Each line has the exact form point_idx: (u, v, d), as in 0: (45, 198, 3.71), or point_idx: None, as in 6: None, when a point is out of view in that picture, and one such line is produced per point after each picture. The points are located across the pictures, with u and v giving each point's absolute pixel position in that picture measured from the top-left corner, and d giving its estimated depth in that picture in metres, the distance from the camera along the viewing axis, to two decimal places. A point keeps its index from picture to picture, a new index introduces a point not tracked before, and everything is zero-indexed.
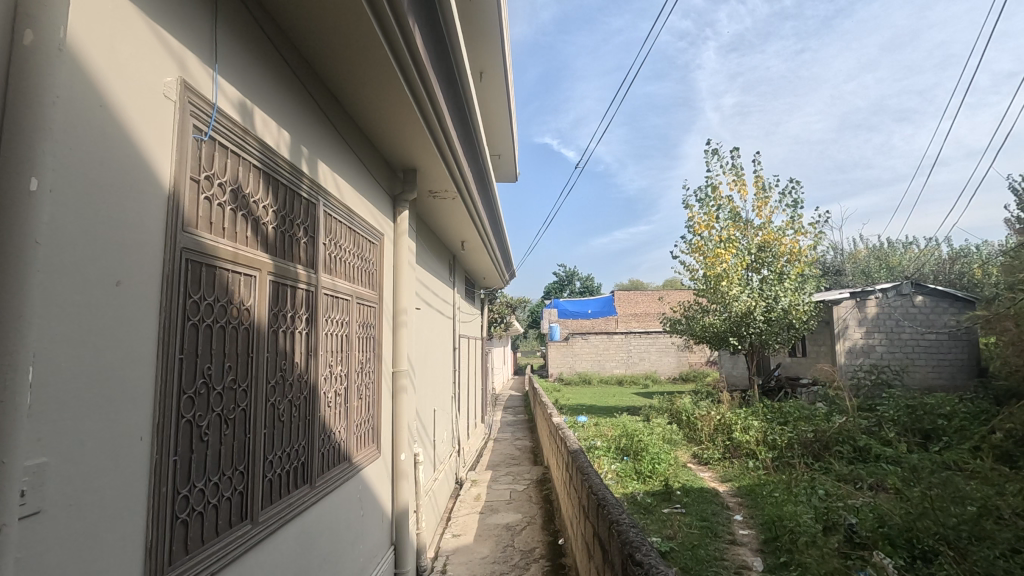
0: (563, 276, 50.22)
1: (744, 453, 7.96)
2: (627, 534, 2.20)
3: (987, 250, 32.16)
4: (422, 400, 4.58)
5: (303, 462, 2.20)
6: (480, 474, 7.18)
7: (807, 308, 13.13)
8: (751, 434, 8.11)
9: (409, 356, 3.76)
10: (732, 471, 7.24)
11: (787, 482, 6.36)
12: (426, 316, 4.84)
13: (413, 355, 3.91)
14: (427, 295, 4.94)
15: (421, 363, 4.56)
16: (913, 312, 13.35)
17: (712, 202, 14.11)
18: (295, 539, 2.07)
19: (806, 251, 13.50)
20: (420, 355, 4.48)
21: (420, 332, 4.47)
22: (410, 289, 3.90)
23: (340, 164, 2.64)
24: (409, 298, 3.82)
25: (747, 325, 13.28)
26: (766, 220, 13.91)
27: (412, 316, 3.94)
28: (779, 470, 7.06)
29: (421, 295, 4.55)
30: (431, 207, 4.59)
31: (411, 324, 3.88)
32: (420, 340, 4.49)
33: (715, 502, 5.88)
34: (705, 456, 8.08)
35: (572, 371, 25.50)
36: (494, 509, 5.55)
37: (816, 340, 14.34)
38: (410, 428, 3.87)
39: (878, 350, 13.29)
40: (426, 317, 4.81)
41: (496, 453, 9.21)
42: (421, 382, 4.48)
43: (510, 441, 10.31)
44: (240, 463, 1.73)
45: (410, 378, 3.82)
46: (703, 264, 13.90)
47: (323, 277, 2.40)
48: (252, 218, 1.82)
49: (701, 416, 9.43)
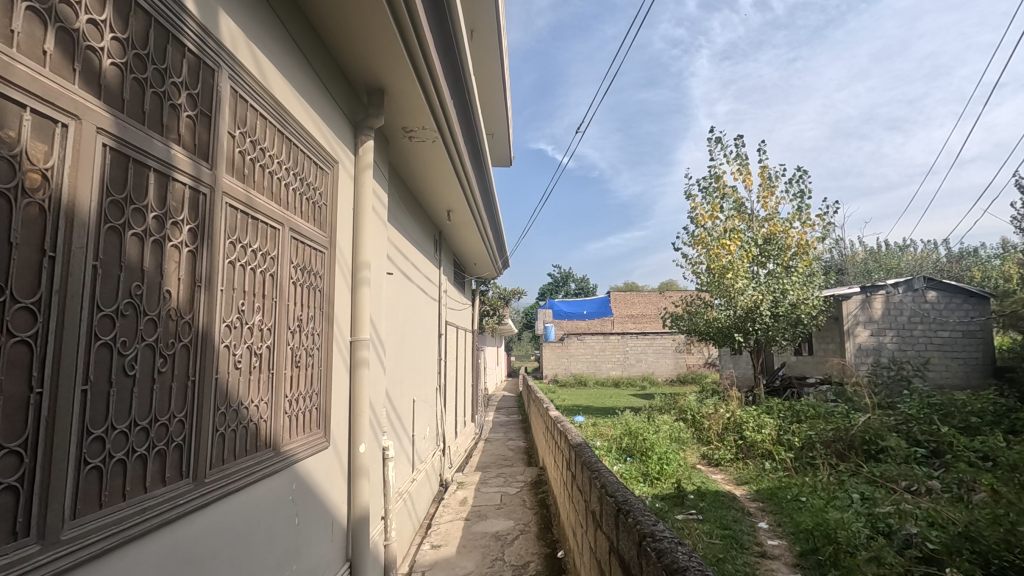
0: (558, 278, 49.50)
1: (758, 454, 7.23)
2: (675, 556, 1.45)
3: (987, 253, 31.74)
4: (394, 383, 3.86)
5: (183, 444, 1.46)
6: (468, 475, 6.41)
7: (816, 303, 12.48)
8: (765, 432, 7.39)
9: (373, 324, 3.03)
10: (747, 472, 6.53)
11: (812, 485, 5.66)
12: (401, 288, 4.12)
13: (379, 327, 3.18)
14: (403, 265, 4.22)
15: (393, 339, 3.80)
16: (926, 309, 12.68)
17: (716, 193, 13.48)
18: (158, 565, 1.32)
19: (814, 244, 12.87)
20: (392, 332, 3.75)
21: (391, 307, 3.74)
22: (376, 245, 3.16)
23: (264, 37, 1.91)
24: (374, 256, 3.09)
25: (752, 320, 12.60)
26: (772, 212, 13.30)
27: (379, 278, 3.22)
28: (801, 471, 6.35)
29: (393, 260, 3.82)
30: (407, 151, 3.84)
31: (377, 288, 3.15)
32: (392, 314, 3.76)
33: (736, 508, 5.13)
34: (715, 457, 7.32)
35: (567, 373, 24.73)
36: (482, 515, 4.78)
37: (823, 338, 13.65)
38: (375, 415, 3.13)
39: (890, 348, 12.62)
40: (400, 288, 4.08)
41: (487, 453, 8.46)
42: (391, 364, 3.74)
43: (503, 442, 9.59)
44: (17, 436, 0.99)
45: (375, 355, 3.08)
46: (706, 257, 13.24)
47: (227, 181, 1.67)
48: (58, 25, 1.09)
49: (708, 414, 8.73)
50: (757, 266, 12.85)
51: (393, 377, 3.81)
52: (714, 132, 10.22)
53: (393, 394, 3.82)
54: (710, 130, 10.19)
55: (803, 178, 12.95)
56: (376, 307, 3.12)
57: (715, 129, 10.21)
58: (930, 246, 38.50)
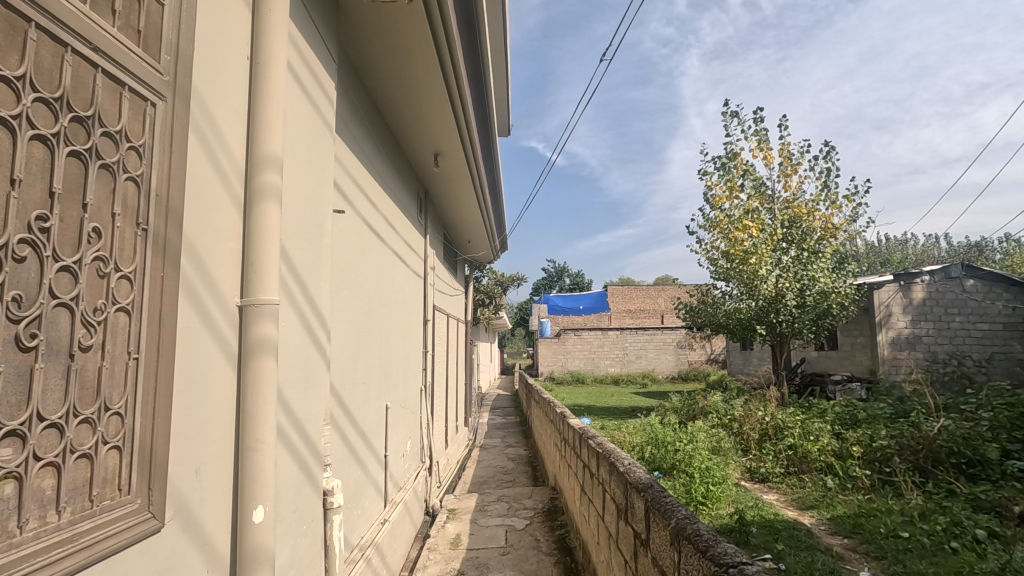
0: (550, 272, 48.13)
1: (816, 468, 5.93)
2: None
3: (993, 247, 30.74)
4: (344, 384, 2.54)
5: None
6: (463, 498, 5.09)
7: (847, 292, 11.21)
8: (822, 441, 6.10)
9: (289, 280, 1.70)
10: (808, 493, 5.26)
11: (904, 516, 4.38)
12: (358, 242, 2.80)
13: (301, 286, 1.86)
14: (363, 210, 2.88)
15: (342, 315, 2.46)
16: (964, 299, 11.42)
17: (734, 170, 12.16)
18: None
19: (842, 227, 11.61)
20: (338, 302, 2.41)
21: (338, 266, 2.41)
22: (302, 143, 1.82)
23: None
24: (296, 159, 1.75)
25: (776, 311, 11.37)
26: (795, 192, 11.93)
27: (308, 202, 1.88)
28: (878, 493, 5.06)
29: (345, 194, 2.49)
30: (368, 16, 2.51)
31: (302, 217, 1.82)
32: (339, 278, 2.43)
33: (821, 551, 3.79)
34: (761, 471, 6.03)
35: (564, 370, 23.39)
36: (482, 567, 3.45)
37: (851, 331, 12.43)
38: (298, 437, 1.79)
39: (926, 341, 11.42)
40: (356, 243, 2.74)
41: (484, 465, 7.16)
42: (338, 352, 2.40)
43: (501, 450, 8.28)
44: None
45: (291, 337, 1.75)
46: (725, 241, 11.93)
47: None
48: None
49: (742, 416, 7.45)
50: (782, 249, 11.44)
51: (341, 374, 2.49)
52: (731, 105, 8.38)
53: (342, 399, 2.50)
54: (727, 105, 8.38)
55: (831, 155, 11.61)
56: (297, 248, 1.80)
57: (731, 102, 8.38)
58: (930, 241, 37.47)
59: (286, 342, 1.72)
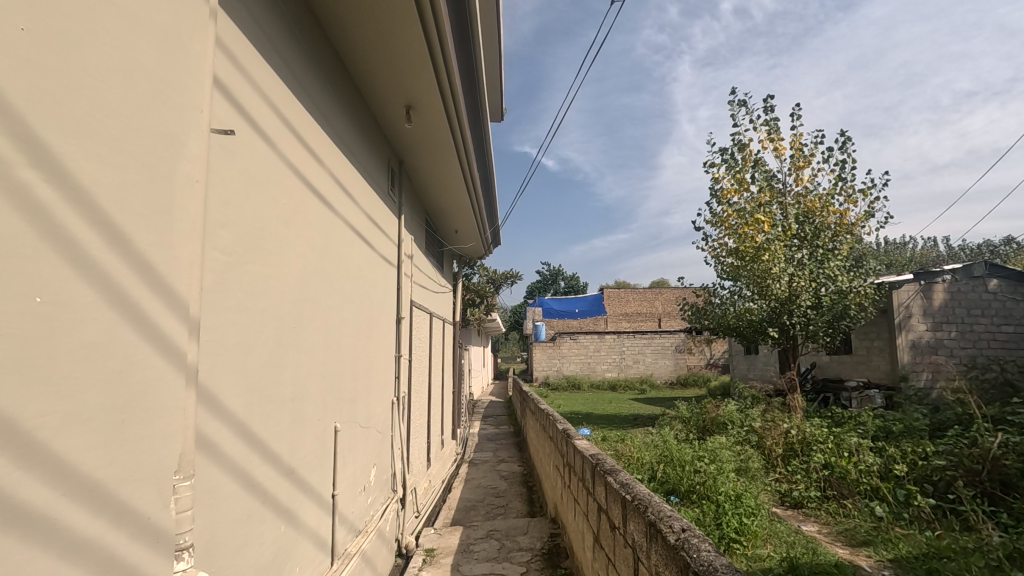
0: (546, 274, 47.11)
1: (859, 492, 5.08)
2: None
3: (995, 249, 29.96)
4: (238, 404, 1.68)
5: None
6: (445, 533, 4.23)
7: (866, 292, 10.41)
8: (866, 461, 5.25)
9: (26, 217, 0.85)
10: (858, 525, 4.43)
11: (990, 558, 3.54)
12: (271, 196, 1.94)
13: (99, 235, 1.01)
14: (283, 155, 2.04)
15: (227, 297, 1.60)
16: (987, 299, 10.61)
17: (743, 162, 11.29)
18: None
19: (859, 222, 10.82)
20: (221, 275, 1.55)
21: (216, 220, 1.54)
22: None
23: None
24: None
25: (789, 312, 10.58)
26: (807, 186, 11.12)
27: (112, 86, 1.04)
28: (944, 527, 4.21)
29: (236, 115, 1.66)
30: None
31: (84, 98, 0.97)
32: (222, 239, 1.58)
33: None
34: (795, 495, 5.20)
35: (559, 375, 22.54)
36: None
37: (867, 334, 11.65)
38: (77, 519, 0.93)
39: (948, 345, 10.63)
40: (266, 198, 1.90)
41: (474, 486, 6.30)
42: (218, 354, 1.55)
43: (492, 466, 7.40)
44: None
45: (48, 329, 0.90)
46: (733, 238, 11.10)
47: None
48: None
49: (765, 428, 6.61)
50: (797, 243, 10.64)
51: (228, 389, 1.62)
52: (737, 95, 8.31)
53: (232, 426, 1.64)
54: (733, 94, 8.32)
55: (846, 146, 10.83)
56: (75, 159, 0.95)
57: (737, 90, 8.31)
58: (929, 244, 36.85)
59: (32, 339, 0.87)
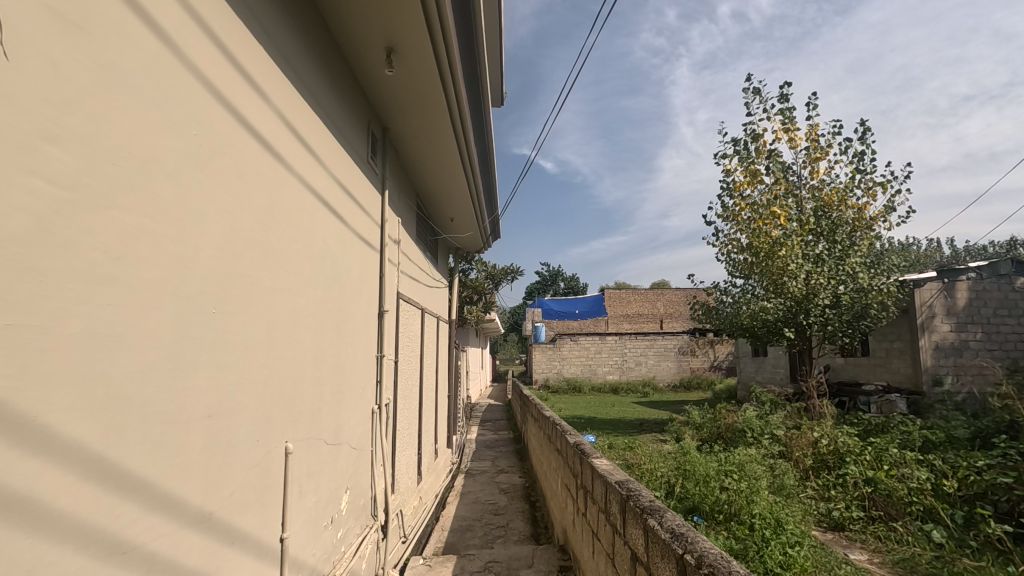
0: (545, 274, 46.54)
1: (909, 513, 4.43)
2: None
3: (1000, 250, 29.44)
4: (81, 429, 1.04)
5: None
6: (435, 564, 3.60)
7: (888, 290, 9.80)
8: (915, 478, 4.62)
9: None
10: (918, 555, 3.80)
11: None
12: (164, 117, 1.31)
13: None
14: (188, 59, 1.41)
15: (50, 251, 0.98)
16: (1014, 298, 10.00)
17: (756, 154, 10.64)
18: None
19: (878, 218, 10.21)
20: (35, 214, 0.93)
21: (20, 121, 0.92)
22: None
23: None
24: None
25: (806, 311, 9.96)
26: (823, 179, 10.49)
27: None
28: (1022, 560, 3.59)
29: None
30: None
31: None
32: (39, 155, 0.96)
33: None
34: (835, 517, 4.57)
35: (559, 378, 21.90)
36: None
37: (886, 335, 11.04)
38: None
39: (973, 347, 10.02)
40: (154, 117, 1.28)
41: (470, 502, 5.66)
42: (24, 345, 0.93)
43: (490, 478, 6.74)
44: None
45: None
46: (746, 233, 10.48)
47: None
48: None
49: (794, 440, 5.97)
50: (814, 239, 10.00)
51: (52, 404, 0.98)
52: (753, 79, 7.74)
53: (67, 464, 1.01)
54: (747, 79, 7.75)
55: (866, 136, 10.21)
56: None
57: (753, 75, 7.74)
58: (932, 246, 36.35)
59: None
